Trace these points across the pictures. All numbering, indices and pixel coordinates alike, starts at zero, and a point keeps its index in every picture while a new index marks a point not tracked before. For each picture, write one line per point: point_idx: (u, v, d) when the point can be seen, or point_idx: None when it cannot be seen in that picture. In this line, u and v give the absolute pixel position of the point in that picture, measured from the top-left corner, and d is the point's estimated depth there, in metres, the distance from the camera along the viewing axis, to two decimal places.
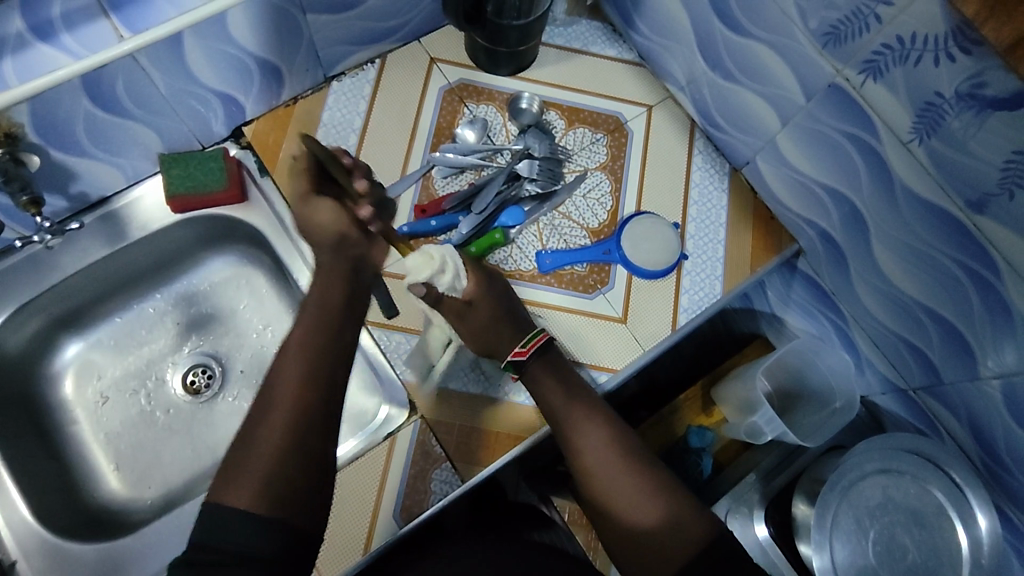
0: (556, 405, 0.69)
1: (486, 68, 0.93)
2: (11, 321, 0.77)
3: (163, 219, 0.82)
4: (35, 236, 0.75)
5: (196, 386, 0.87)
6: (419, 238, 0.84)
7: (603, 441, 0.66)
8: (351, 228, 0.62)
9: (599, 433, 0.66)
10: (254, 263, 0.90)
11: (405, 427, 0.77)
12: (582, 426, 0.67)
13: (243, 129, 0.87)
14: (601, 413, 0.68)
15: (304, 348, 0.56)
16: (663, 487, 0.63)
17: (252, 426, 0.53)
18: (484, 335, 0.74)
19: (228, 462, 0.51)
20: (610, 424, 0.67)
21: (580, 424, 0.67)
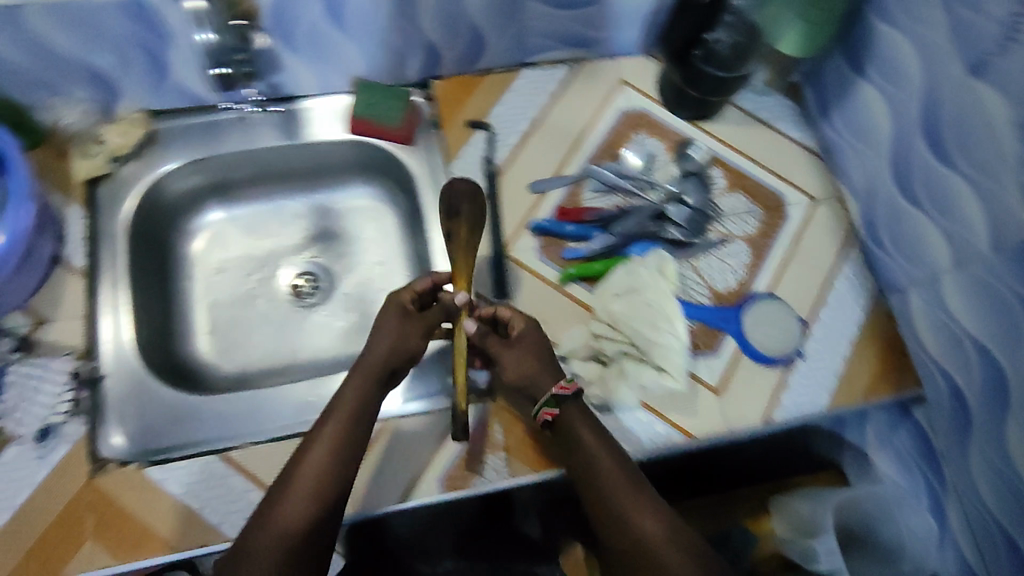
0: (599, 472, 0.67)
1: (669, 106, 0.93)
2: (180, 168, 0.85)
3: (337, 133, 0.88)
4: (241, 104, 0.85)
5: (301, 290, 0.91)
6: (550, 237, 0.83)
7: (657, 517, 0.64)
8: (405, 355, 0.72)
9: (641, 505, 0.65)
10: (394, 202, 0.94)
11: (476, 404, 0.77)
12: (626, 499, 0.65)
13: (430, 81, 0.90)
14: (621, 455, 0.69)
15: (324, 468, 0.64)
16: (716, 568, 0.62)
17: (269, 512, 0.61)
18: (530, 373, 0.71)
19: (241, 543, 0.60)
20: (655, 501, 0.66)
21: (626, 498, 0.65)
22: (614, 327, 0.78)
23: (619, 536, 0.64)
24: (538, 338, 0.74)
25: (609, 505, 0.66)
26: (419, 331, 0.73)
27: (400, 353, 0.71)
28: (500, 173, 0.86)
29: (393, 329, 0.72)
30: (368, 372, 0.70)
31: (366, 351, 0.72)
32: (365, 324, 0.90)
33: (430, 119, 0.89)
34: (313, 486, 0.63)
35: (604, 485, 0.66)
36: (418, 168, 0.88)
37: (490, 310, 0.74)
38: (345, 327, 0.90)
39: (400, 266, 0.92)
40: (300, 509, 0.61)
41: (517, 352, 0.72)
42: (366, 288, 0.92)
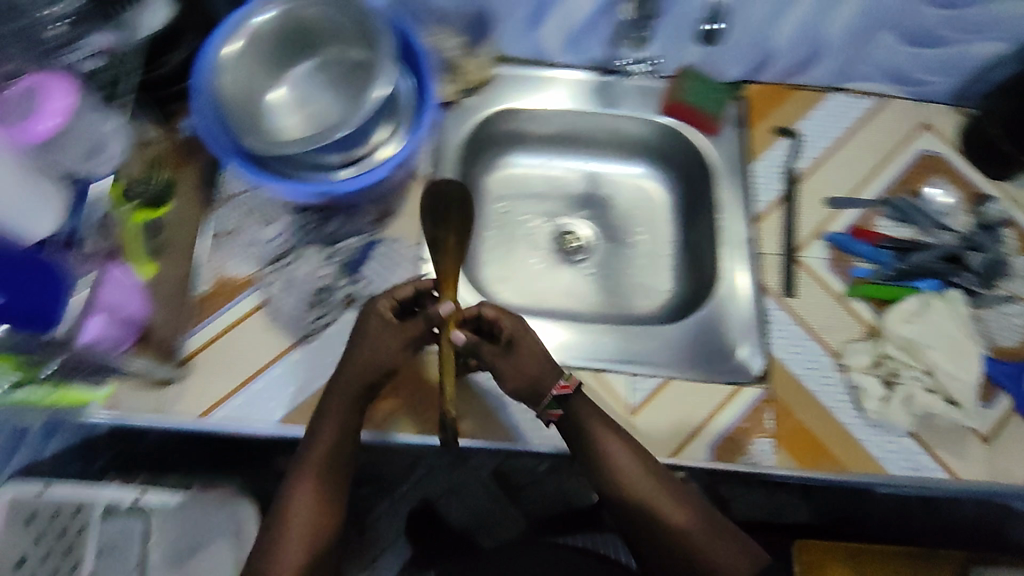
0: (624, 478, 0.65)
1: (971, 159, 0.93)
2: (518, 112, 0.94)
3: (649, 109, 0.93)
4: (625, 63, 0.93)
5: (569, 247, 0.99)
6: (842, 251, 0.87)
7: (632, 458, 0.67)
8: (398, 354, 0.66)
9: (653, 483, 0.65)
10: (672, 186, 0.99)
11: (752, 387, 0.79)
12: (658, 496, 0.65)
13: (746, 84, 0.94)
14: (636, 445, 0.68)
15: (318, 464, 0.64)
16: (689, 499, 0.66)
17: (265, 552, 0.61)
18: (530, 372, 0.66)
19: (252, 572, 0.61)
20: (657, 469, 0.67)
21: (636, 474, 0.65)
22: (908, 355, 0.79)
23: (671, 541, 0.63)
24: (534, 344, 0.67)
25: (647, 508, 0.64)
26: (399, 340, 0.66)
27: (398, 351, 0.66)
28: (801, 179, 0.89)
29: (374, 338, 0.66)
30: (362, 373, 0.65)
31: (351, 347, 0.67)
32: (624, 291, 0.95)
33: (737, 119, 0.92)
34: (337, 427, 0.65)
35: (642, 495, 0.65)
36: (719, 158, 0.90)
37: (491, 316, 0.68)
38: (602, 288, 0.97)
39: (664, 245, 0.98)
40: (332, 433, 0.65)
41: (504, 372, 0.67)
42: (626, 259, 0.98)
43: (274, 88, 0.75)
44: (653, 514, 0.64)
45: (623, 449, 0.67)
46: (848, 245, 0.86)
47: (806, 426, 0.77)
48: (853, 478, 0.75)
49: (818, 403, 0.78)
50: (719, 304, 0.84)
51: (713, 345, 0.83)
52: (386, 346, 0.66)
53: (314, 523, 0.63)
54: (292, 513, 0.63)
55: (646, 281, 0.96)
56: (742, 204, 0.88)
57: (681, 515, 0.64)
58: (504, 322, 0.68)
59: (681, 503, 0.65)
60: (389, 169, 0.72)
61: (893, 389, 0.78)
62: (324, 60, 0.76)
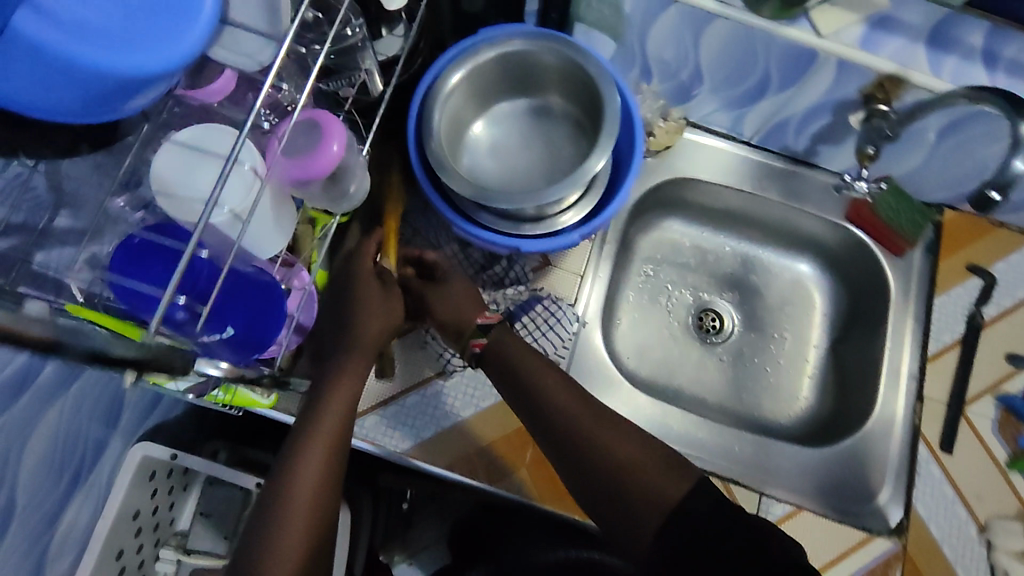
0: (528, 371, 0.68)
1: None
2: (700, 184, 0.91)
3: (831, 213, 0.88)
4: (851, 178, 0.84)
5: (706, 327, 0.95)
6: (1013, 416, 0.79)
7: (565, 391, 0.68)
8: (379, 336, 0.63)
9: (577, 401, 0.67)
10: (833, 293, 0.94)
11: (884, 538, 0.74)
12: (561, 395, 0.67)
13: (945, 208, 0.87)
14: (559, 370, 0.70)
15: (341, 416, 0.58)
16: (636, 438, 0.65)
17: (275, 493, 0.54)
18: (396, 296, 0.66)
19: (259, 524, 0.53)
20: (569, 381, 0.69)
21: (522, 352, 0.69)
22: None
23: (566, 432, 0.66)
24: (466, 281, 0.73)
25: (535, 395, 0.67)
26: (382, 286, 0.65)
27: (370, 303, 0.63)
28: (987, 326, 0.82)
29: (376, 309, 0.63)
30: (359, 366, 0.61)
31: (351, 323, 0.62)
32: (758, 390, 0.90)
33: (927, 243, 0.86)
34: (342, 417, 0.58)
35: (556, 409, 0.67)
36: (894, 283, 0.85)
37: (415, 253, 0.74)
38: (738, 381, 0.91)
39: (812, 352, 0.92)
40: (331, 435, 0.57)
41: (439, 306, 0.70)
42: (767, 355, 0.93)
43: (480, 118, 0.76)
44: (548, 408, 0.67)
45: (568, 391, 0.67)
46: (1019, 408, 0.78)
47: None
48: None
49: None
50: (868, 440, 0.80)
51: (853, 483, 0.78)
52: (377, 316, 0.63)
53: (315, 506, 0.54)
54: (288, 498, 0.54)
55: (783, 385, 0.91)
56: (907, 338, 0.83)
57: (582, 415, 0.66)
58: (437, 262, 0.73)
59: (607, 431, 0.65)
60: (578, 238, 0.70)
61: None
62: (540, 101, 0.75)
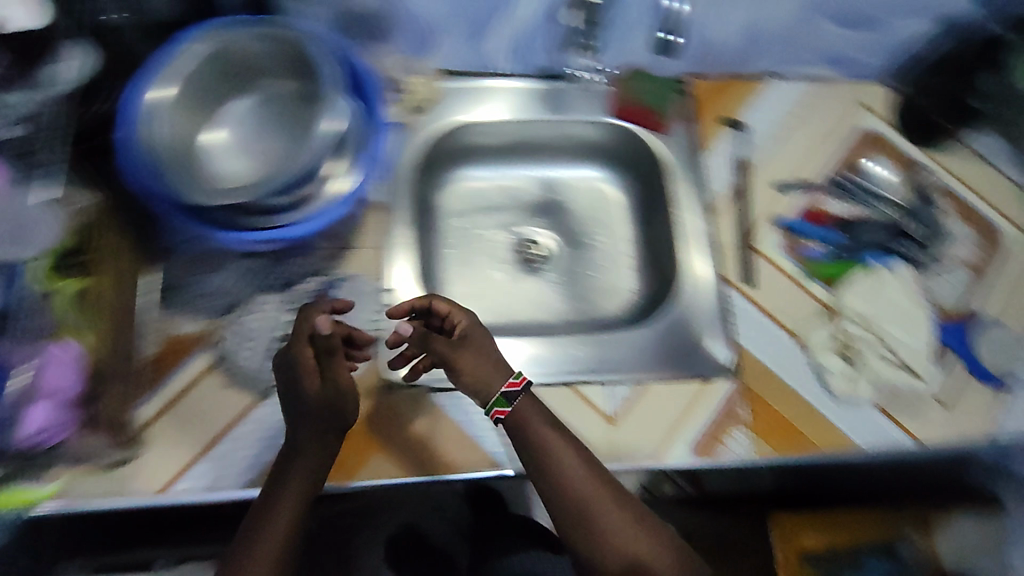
0: (548, 444, 0.67)
1: (908, 134, 0.97)
2: (477, 126, 0.93)
3: (597, 114, 0.94)
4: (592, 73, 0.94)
5: (528, 257, 0.97)
6: (795, 235, 0.89)
7: (582, 467, 0.67)
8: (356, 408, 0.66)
9: (604, 488, 0.67)
10: (624, 189, 1.00)
11: (720, 381, 0.80)
12: (585, 484, 0.66)
13: (689, 79, 0.95)
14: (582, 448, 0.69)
15: (312, 472, 0.65)
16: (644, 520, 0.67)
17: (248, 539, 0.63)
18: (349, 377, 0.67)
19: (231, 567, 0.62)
20: (584, 452, 0.68)
21: (536, 420, 0.68)
22: (869, 330, 0.84)
23: (568, 501, 0.66)
24: (484, 341, 0.71)
25: (549, 467, 0.66)
26: (322, 378, 0.66)
27: (351, 392, 0.66)
28: (754, 168, 0.92)
29: (332, 379, 0.66)
30: (319, 433, 0.65)
31: (336, 398, 0.65)
32: (589, 296, 0.95)
33: (685, 112, 0.94)
34: (301, 482, 0.64)
35: (554, 471, 0.66)
36: (668, 157, 0.93)
37: (424, 301, 0.74)
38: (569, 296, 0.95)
39: (624, 246, 0.98)
40: (296, 499, 0.63)
41: (466, 364, 0.69)
42: (588, 262, 0.97)
43: (208, 129, 0.74)
44: (559, 484, 0.66)
45: (582, 472, 0.67)
46: (787, 227, 0.89)
47: (776, 410, 0.79)
48: (823, 454, 0.77)
49: (785, 389, 0.80)
50: (692, 299, 0.87)
51: (685, 341, 0.85)
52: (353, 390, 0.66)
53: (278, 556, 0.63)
54: (256, 550, 0.62)
55: (611, 282, 0.96)
56: (694, 199, 0.91)
57: (594, 494, 0.66)
58: (463, 329, 0.72)
59: (623, 522, 0.66)
60: (345, 205, 0.70)
61: (865, 360, 0.82)
62: (261, 95, 0.76)
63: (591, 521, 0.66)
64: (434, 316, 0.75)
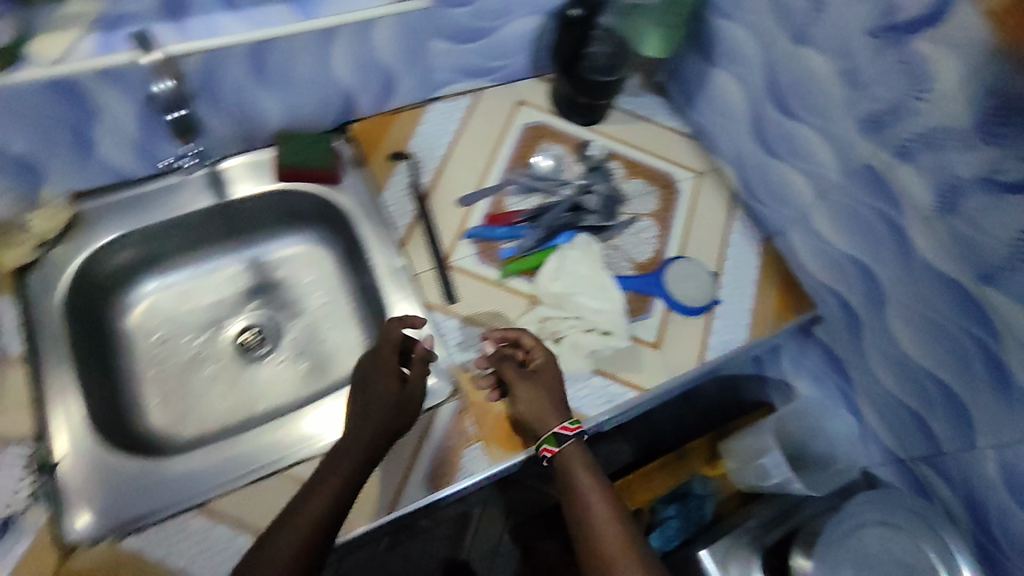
0: (576, 479, 0.70)
1: (564, 115, 1.05)
2: (113, 241, 0.86)
3: (263, 187, 0.92)
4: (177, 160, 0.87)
5: (247, 344, 0.95)
6: (486, 241, 0.91)
7: (605, 502, 0.68)
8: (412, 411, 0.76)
9: (602, 501, 0.68)
10: (326, 246, 0.99)
11: (446, 404, 0.82)
12: (602, 505, 0.68)
13: (348, 125, 0.96)
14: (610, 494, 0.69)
15: (320, 515, 0.65)
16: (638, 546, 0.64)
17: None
18: (384, 396, 0.75)
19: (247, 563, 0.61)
20: (619, 504, 0.69)
21: (578, 471, 0.71)
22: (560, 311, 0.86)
23: (581, 529, 0.67)
24: (553, 371, 0.78)
25: (576, 506, 0.68)
26: (394, 378, 0.77)
27: (404, 412, 0.76)
28: (429, 195, 0.93)
29: (384, 396, 0.75)
30: (372, 439, 0.72)
31: (367, 413, 0.73)
32: (320, 362, 0.95)
33: (352, 159, 0.94)
34: (343, 479, 0.69)
35: (588, 515, 0.67)
36: (348, 206, 0.92)
37: (514, 335, 0.81)
38: (299, 371, 0.94)
39: (342, 301, 0.98)
40: (328, 497, 0.67)
41: (526, 401, 0.75)
42: (310, 330, 0.97)
43: None
44: (581, 517, 0.67)
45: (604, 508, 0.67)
46: (474, 235, 0.91)
47: (504, 414, 0.81)
48: None
49: (508, 389, 0.83)
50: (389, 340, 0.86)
51: None
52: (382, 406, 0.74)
53: (313, 534, 0.63)
54: (253, 560, 0.61)
55: (337, 342, 0.96)
56: (382, 239, 0.91)
57: (607, 527, 0.66)
58: (534, 362, 0.79)
59: (624, 538, 0.65)
60: None
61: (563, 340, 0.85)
62: None
63: (595, 545, 0.64)
64: (518, 349, 0.82)
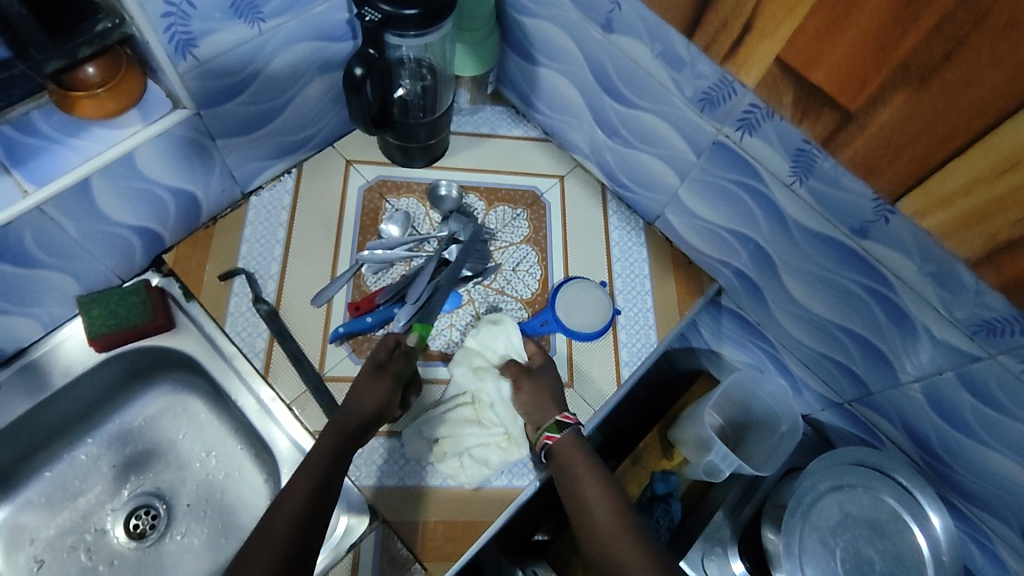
0: (572, 460, 0.72)
1: (400, 162, 0.94)
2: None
3: (89, 361, 0.79)
4: None
5: (140, 530, 0.82)
6: (356, 335, 0.82)
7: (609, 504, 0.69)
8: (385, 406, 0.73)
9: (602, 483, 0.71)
10: (190, 389, 0.87)
11: (368, 534, 0.75)
12: (597, 487, 0.70)
13: (162, 257, 0.83)
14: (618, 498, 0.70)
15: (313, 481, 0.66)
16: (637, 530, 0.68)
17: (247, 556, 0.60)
18: (371, 390, 0.73)
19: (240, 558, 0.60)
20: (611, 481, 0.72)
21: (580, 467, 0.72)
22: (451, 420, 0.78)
23: (583, 508, 0.70)
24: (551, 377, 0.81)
25: (575, 485, 0.71)
26: (389, 381, 0.74)
27: (384, 401, 0.73)
28: (279, 306, 0.83)
29: (368, 387, 0.74)
30: (345, 424, 0.70)
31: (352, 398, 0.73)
32: (225, 521, 0.83)
33: (181, 294, 0.82)
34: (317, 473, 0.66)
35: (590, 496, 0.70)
36: (196, 348, 0.82)
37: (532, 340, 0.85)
38: (206, 539, 0.82)
39: (228, 446, 0.86)
40: (310, 485, 0.65)
41: (528, 394, 0.78)
42: (206, 486, 0.85)
43: None
44: (579, 495, 0.70)
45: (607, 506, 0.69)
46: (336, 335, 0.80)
47: (434, 522, 0.75)
48: (492, 530, 0.76)
49: (425, 493, 0.76)
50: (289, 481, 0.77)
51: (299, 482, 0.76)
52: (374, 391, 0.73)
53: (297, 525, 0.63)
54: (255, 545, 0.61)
55: (238, 492, 0.84)
56: (244, 371, 0.80)
57: (602, 509, 0.69)
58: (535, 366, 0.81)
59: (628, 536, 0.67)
60: None
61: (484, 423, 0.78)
62: None
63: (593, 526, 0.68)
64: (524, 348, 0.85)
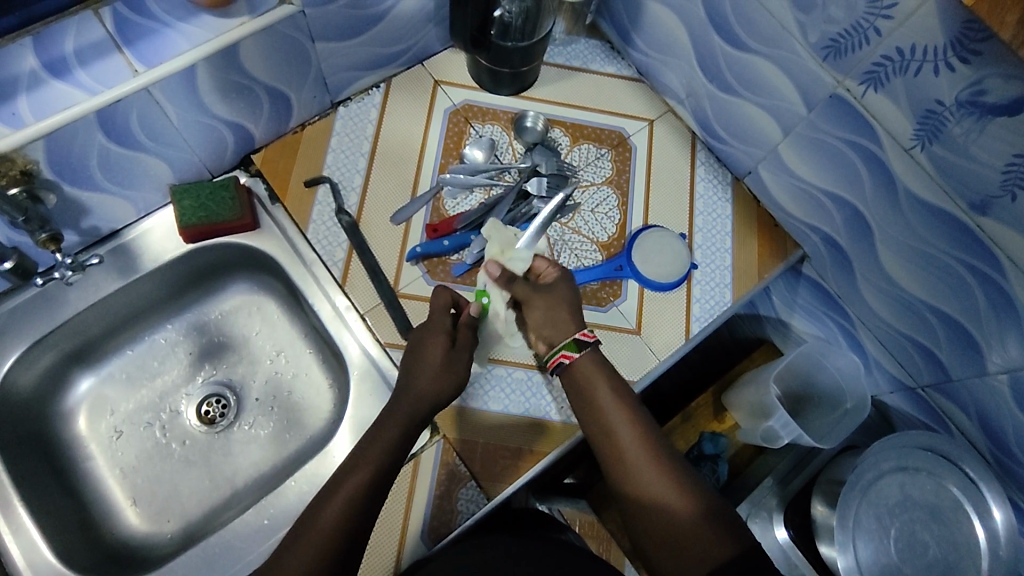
0: (598, 402, 0.68)
1: (489, 88, 0.91)
2: (26, 356, 0.76)
3: (175, 250, 0.81)
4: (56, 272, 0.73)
5: (210, 416, 0.87)
6: (432, 258, 0.82)
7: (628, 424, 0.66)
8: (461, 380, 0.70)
9: (634, 435, 0.66)
10: (266, 291, 0.90)
11: (428, 448, 0.77)
12: (633, 442, 0.65)
13: (252, 157, 0.85)
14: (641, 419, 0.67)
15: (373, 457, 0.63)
16: (694, 486, 0.63)
17: (302, 526, 0.59)
18: (446, 363, 0.69)
19: (299, 525, 0.59)
20: (641, 420, 0.67)
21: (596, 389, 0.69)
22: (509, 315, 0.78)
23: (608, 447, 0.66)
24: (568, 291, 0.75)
25: (598, 423, 0.67)
26: (465, 359, 0.71)
27: (458, 375, 0.69)
28: (359, 219, 0.83)
29: (436, 362, 0.69)
30: (420, 404, 0.67)
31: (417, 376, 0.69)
32: (291, 418, 0.86)
33: (267, 195, 0.84)
34: (371, 472, 0.62)
35: (630, 459, 0.64)
36: (276, 249, 0.83)
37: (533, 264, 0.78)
38: (272, 432, 0.86)
39: (298, 348, 0.88)
40: (362, 480, 0.61)
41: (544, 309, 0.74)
42: (274, 384, 0.88)
43: None
44: (607, 437, 0.66)
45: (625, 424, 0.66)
46: (410, 255, 0.81)
47: (494, 446, 0.77)
48: (550, 459, 0.77)
49: (489, 417, 0.78)
50: (356, 386, 0.80)
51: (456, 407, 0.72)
52: (457, 367, 0.69)
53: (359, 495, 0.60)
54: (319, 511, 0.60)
55: (304, 393, 0.87)
56: (322, 278, 0.82)
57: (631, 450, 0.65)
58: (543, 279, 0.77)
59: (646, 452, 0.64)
60: None
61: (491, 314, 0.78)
62: None
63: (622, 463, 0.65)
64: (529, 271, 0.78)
